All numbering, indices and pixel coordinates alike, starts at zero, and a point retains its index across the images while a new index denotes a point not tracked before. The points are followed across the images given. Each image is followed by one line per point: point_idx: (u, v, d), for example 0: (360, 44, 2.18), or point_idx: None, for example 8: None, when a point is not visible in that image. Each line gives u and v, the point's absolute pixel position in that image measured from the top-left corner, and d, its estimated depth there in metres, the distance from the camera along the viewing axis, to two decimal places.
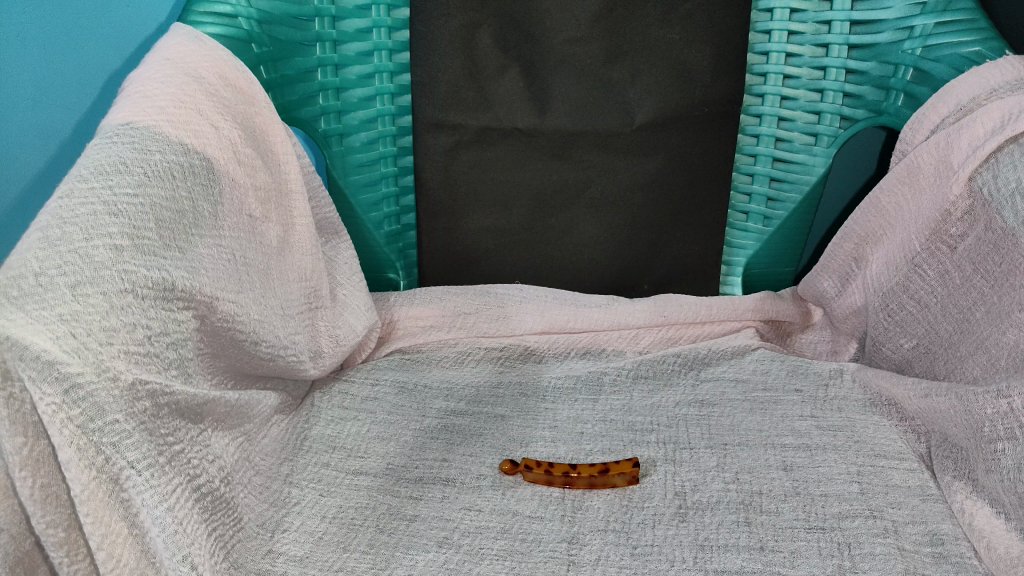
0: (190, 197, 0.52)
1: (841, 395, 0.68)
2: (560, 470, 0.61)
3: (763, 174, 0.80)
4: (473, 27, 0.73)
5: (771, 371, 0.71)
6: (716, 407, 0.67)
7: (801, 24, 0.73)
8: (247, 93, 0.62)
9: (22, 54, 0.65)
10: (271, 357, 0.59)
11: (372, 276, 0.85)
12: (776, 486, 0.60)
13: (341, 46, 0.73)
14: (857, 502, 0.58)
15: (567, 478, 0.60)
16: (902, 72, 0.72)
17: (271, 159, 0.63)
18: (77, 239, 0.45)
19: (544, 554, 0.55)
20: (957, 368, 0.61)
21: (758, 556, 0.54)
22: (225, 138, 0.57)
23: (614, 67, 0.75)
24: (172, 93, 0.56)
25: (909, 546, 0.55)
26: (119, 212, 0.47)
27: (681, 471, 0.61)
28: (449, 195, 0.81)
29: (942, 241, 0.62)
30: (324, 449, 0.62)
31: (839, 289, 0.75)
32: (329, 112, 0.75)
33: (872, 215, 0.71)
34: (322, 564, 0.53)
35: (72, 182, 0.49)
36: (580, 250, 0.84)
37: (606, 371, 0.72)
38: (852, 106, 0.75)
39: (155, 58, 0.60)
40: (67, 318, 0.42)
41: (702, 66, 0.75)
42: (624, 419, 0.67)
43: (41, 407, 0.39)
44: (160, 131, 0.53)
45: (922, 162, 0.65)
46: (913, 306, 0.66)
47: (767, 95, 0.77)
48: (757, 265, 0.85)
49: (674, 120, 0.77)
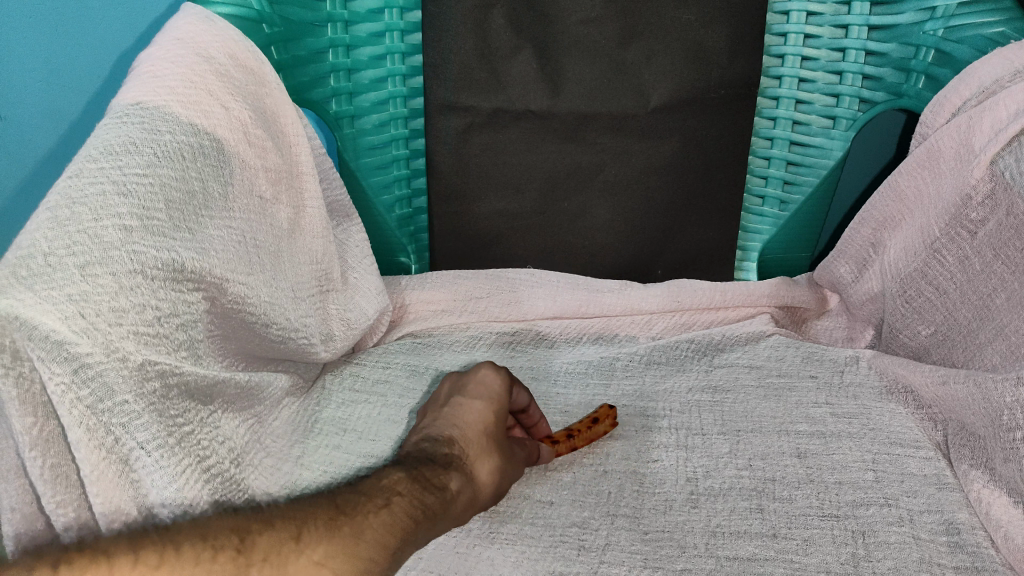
0: (199, 177, 0.52)
1: (856, 382, 0.67)
2: (562, 437, 0.61)
3: (779, 158, 0.79)
4: (485, 6, 0.72)
5: (785, 358, 0.70)
6: (729, 394, 0.67)
7: (819, 5, 0.72)
8: (258, 75, 0.62)
9: (26, 37, 0.65)
10: (281, 340, 0.59)
11: (383, 260, 0.85)
12: (789, 473, 0.59)
13: (351, 27, 0.72)
14: (872, 490, 0.57)
15: (573, 443, 0.61)
16: (923, 54, 0.71)
17: (282, 141, 0.62)
18: (85, 218, 0.45)
19: (554, 539, 0.55)
20: (976, 356, 0.60)
21: (770, 543, 0.54)
22: (235, 120, 0.57)
23: (628, 48, 0.74)
24: (181, 73, 0.55)
25: (925, 534, 0.54)
26: (128, 192, 0.47)
27: (694, 458, 0.61)
28: (460, 178, 0.80)
29: (962, 226, 0.61)
30: (335, 432, 0.63)
31: (855, 275, 0.74)
32: (340, 94, 0.74)
33: (891, 200, 0.69)
34: None
35: (81, 161, 0.49)
36: (593, 234, 0.83)
37: (618, 357, 0.71)
38: (871, 89, 0.74)
39: (164, 38, 0.59)
40: (75, 298, 0.42)
41: (719, 47, 0.74)
42: (635, 405, 0.66)
43: (51, 386, 0.40)
44: (171, 112, 0.53)
45: (942, 145, 0.63)
46: (931, 292, 0.64)
47: (784, 78, 0.75)
48: (772, 251, 0.84)
49: (690, 102, 0.76)
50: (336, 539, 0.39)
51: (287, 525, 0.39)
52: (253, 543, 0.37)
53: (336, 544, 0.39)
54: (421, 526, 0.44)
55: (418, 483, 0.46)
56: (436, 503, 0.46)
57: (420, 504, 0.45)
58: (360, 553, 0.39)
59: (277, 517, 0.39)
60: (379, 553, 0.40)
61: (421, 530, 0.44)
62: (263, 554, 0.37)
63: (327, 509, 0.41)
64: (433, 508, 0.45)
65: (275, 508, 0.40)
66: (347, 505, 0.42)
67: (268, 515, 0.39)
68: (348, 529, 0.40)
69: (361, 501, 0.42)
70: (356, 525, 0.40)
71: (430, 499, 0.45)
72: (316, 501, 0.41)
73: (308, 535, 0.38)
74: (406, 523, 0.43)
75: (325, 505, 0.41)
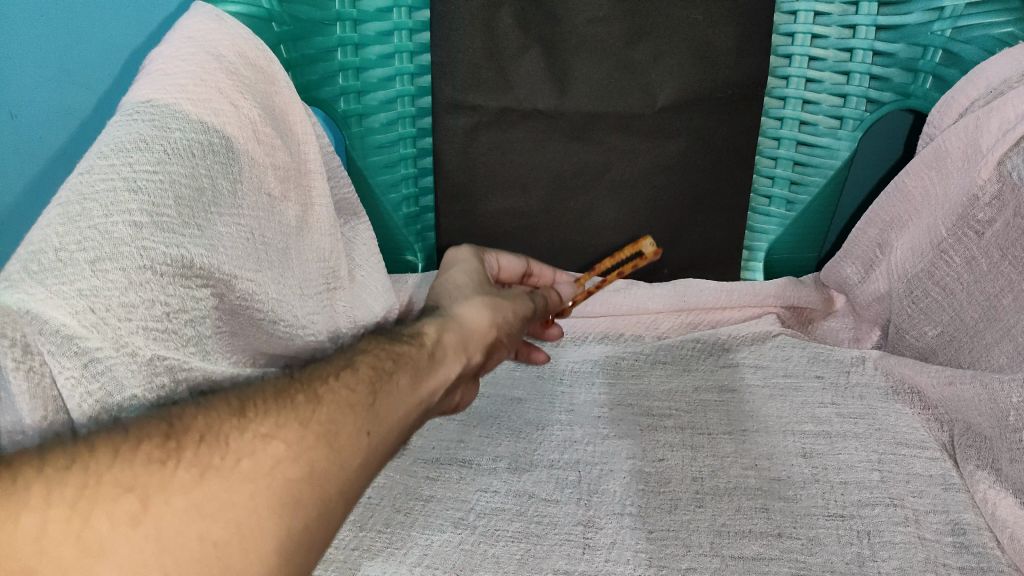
0: (209, 174, 0.52)
1: (862, 382, 0.66)
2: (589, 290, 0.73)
3: (786, 158, 0.79)
4: (493, 6, 0.72)
5: (791, 358, 0.70)
6: (735, 394, 0.67)
7: (827, 6, 0.72)
8: (267, 73, 0.62)
9: (34, 37, 0.65)
10: (289, 336, 0.59)
11: (388, 259, 0.86)
12: (795, 472, 0.59)
13: (360, 26, 0.72)
14: (878, 490, 0.57)
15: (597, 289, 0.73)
16: (931, 54, 0.70)
17: (290, 139, 0.63)
18: (96, 215, 0.45)
19: (560, 537, 0.55)
20: (982, 357, 0.60)
21: (776, 542, 0.54)
22: (244, 118, 0.57)
23: (636, 47, 0.74)
24: (192, 72, 0.56)
25: (929, 535, 0.54)
26: (138, 189, 0.48)
27: (699, 457, 0.61)
28: (468, 178, 0.80)
29: (969, 226, 0.60)
30: None
31: (862, 276, 0.74)
32: (348, 92, 0.75)
33: (898, 201, 0.69)
34: (338, 543, 0.55)
35: (92, 158, 0.49)
36: (599, 233, 0.83)
37: (624, 355, 0.71)
38: (878, 89, 0.74)
39: (175, 36, 0.59)
40: (85, 293, 0.42)
41: (726, 47, 0.74)
42: (641, 403, 0.66)
43: (61, 380, 0.41)
44: (181, 109, 0.54)
45: (950, 146, 0.63)
46: (939, 293, 0.64)
47: (791, 78, 0.75)
48: (779, 251, 0.85)
49: (696, 102, 0.76)
50: (288, 408, 0.38)
51: (230, 407, 0.38)
52: (184, 428, 0.36)
53: (289, 410, 0.38)
54: (398, 383, 0.44)
55: (391, 342, 0.48)
56: (413, 363, 0.46)
57: (391, 369, 0.45)
58: (319, 415, 0.39)
59: (219, 399, 0.38)
60: (346, 414, 0.40)
61: (402, 385, 0.45)
62: (196, 435, 0.35)
63: (277, 386, 0.40)
64: (410, 359, 0.46)
65: (217, 395, 0.39)
66: (300, 379, 0.41)
67: (209, 400, 0.38)
68: (305, 395, 0.40)
69: (323, 367, 0.43)
70: (312, 391, 0.40)
71: (406, 350, 0.47)
72: (266, 380, 0.41)
73: (252, 411, 0.38)
74: (374, 377, 0.43)
75: (274, 382, 0.41)
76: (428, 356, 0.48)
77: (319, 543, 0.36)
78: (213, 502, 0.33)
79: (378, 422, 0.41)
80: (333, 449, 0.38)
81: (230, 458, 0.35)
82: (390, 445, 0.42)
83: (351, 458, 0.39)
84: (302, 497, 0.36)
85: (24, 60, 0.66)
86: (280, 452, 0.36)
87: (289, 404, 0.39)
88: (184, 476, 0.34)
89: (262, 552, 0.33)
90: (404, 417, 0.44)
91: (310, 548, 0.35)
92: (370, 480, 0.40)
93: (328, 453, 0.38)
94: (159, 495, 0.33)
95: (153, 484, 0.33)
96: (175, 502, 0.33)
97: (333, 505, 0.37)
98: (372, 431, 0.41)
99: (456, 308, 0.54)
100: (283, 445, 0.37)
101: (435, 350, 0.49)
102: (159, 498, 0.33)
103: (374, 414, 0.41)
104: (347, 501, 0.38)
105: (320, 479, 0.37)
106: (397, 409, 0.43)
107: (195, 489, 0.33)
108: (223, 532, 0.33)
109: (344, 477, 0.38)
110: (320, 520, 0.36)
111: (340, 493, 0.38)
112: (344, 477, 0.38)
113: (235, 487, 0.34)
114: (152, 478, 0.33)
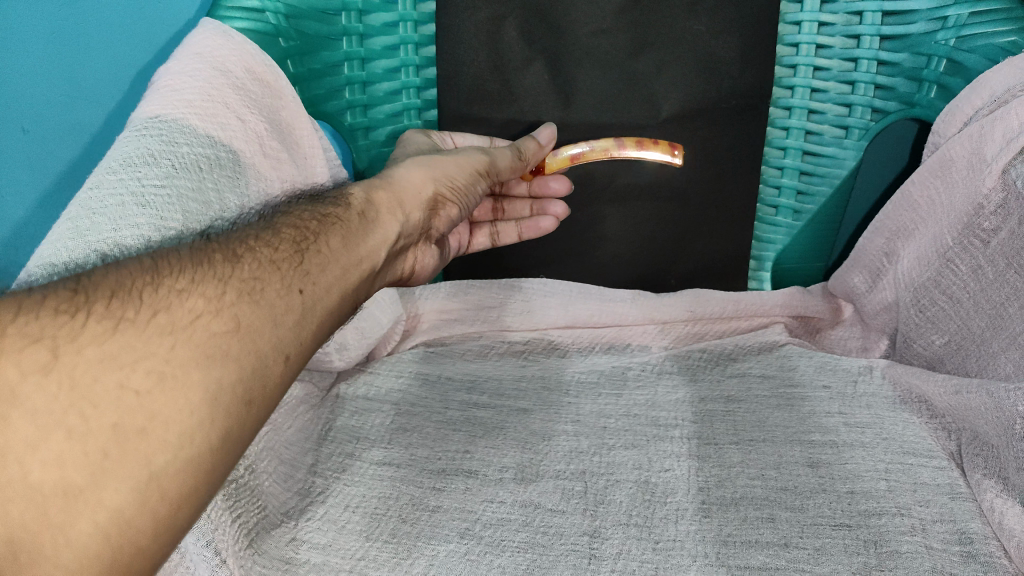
0: (215, 188, 0.53)
1: (869, 391, 0.66)
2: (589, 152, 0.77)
3: (792, 168, 0.79)
4: (496, 19, 0.73)
5: (798, 367, 0.69)
6: (741, 404, 0.66)
7: (831, 15, 0.72)
8: (274, 88, 0.63)
9: (29, 50, 0.67)
10: None
11: None
12: (802, 482, 0.59)
13: (366, 40, 0.74)
14: (885, 500, 0.57)
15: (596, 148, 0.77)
16: (935, 64, 0.71)
17: (299, 155, 0.63)
18: (105, 228, 0.48)
19: (566, 548, 0.55)
20: (989, 365, 0.59)
21: (782, 552, 0.54)
22: (251, 132, 0.58)
23: (640, 59, 0.74)
24: (200, 87, 0.57)
25: (937, 544, 0.54)
26: (146, 202, 0.49)
27: (705, 467, 0.61)
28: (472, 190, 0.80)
29: (975, 234, 0.60)
30: (348, 440, 0.64)
31: (870, 285, 0.74)
32: (354, 107, 0.76)
33: (905, 209, 0.69)
34: (344, 552, 0.55)
35: (102, 172, 0.51)
36: (605, 245, 0.84)
37: (629, 366, 0.71)
38: (884, 98, 0.74)
39: (183, 53, 0.60)
40: None
41: (730, 58, 0.74)
42: (647, 414, 0.66)
43: None
44: (189, 124, 0.55)
45: (954, 154, 0.63)
46: (945, 302, 0.64)
47: (796, 88, 0.76)
48: (787, 261, 0.85)
49: (700, 112, 0.76)
50: (210, 269, 0.45)
51: (141, 267, 0.43)
52: (93, 290, 0.40)
53: (209, 271, 0.45)
54: (328, 243, 0.53)
55: (320, 216, 0.55)
56: (343, 224, 0.55)
57: (319, 231, 0.53)
58: (240, 275, 0.46)
59: (128, 262, 0.43)
60: (272, 274, 0.48)
61: (333, 243, 0.53)
62: (108, 294, 0.40)
63: (195, 251, 0.46)
64: (333, 226, 0.54)
65: (129, 258, 0.44)
66: (216, 244, 0.47)
67: (121, 264, 0.43)
68: (220, 257, 0.46)
69: (241, 235, 0.49)
70: (230, 256, 0.47)
71: (332, 220, 0.55)
72: (183, 244, 0.47)
73: (165, 271, 0.43)
74: (298, 242, 0.51)
75: (193, 246, 0.47)
76: (358, 218, 0.57)
77: (255, 393, 0.43)
78: (127, 351, 0.38)
79: (308, 276, 0.50)
80: (259, 302, 0.45)
81: (144, 312, 0.40)
82: (326, 294, 0.51)
83: (278, 308, 0.46)
84: (230, 347, 0.42)
85: (16, 72, 0.67)
86: (197, 304, 0.42)
87: (207, 265, 0.45)
88: (95, 327, 0.38)
89: (188, 399, 0.39)
90: (336, 268, 0.52)
91: (243, 394, 0.42)
92: (310, 327, 0.49)
93: (255, 306, 0.45)
94: (69, 347, 0.37)
95: (63, 334, 0.37)
96: (86, 352, 0.37)
97: (264, 351, 0.44)
98: (302, 288, 0.48)
99: (396, 173, 0.63)
100: (202, 300, 0.43)
101: (365, 212, 0.58)
102: (71, 348, 0.37)
103: (301, 271, 0.49)
104: (281, 353, 0.46)
105: (248, 327, 0.44)
106: (321, 263, 0.51)
107: (107, 339, 0.38)
108: (143, 382, 0.38)
109: (277, 326, 0.46)
110: (254, 365, 0.43)
111: (272, 341, 0.45)
112: (276, 327, 0.46)
113: (150, 339, 0.39)
114: (62, 329, 0.37)
